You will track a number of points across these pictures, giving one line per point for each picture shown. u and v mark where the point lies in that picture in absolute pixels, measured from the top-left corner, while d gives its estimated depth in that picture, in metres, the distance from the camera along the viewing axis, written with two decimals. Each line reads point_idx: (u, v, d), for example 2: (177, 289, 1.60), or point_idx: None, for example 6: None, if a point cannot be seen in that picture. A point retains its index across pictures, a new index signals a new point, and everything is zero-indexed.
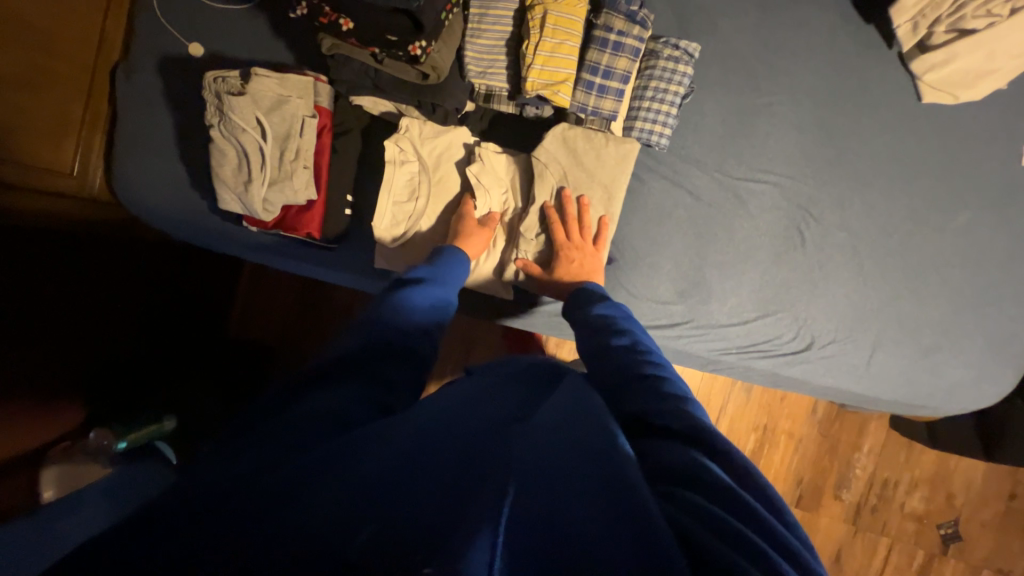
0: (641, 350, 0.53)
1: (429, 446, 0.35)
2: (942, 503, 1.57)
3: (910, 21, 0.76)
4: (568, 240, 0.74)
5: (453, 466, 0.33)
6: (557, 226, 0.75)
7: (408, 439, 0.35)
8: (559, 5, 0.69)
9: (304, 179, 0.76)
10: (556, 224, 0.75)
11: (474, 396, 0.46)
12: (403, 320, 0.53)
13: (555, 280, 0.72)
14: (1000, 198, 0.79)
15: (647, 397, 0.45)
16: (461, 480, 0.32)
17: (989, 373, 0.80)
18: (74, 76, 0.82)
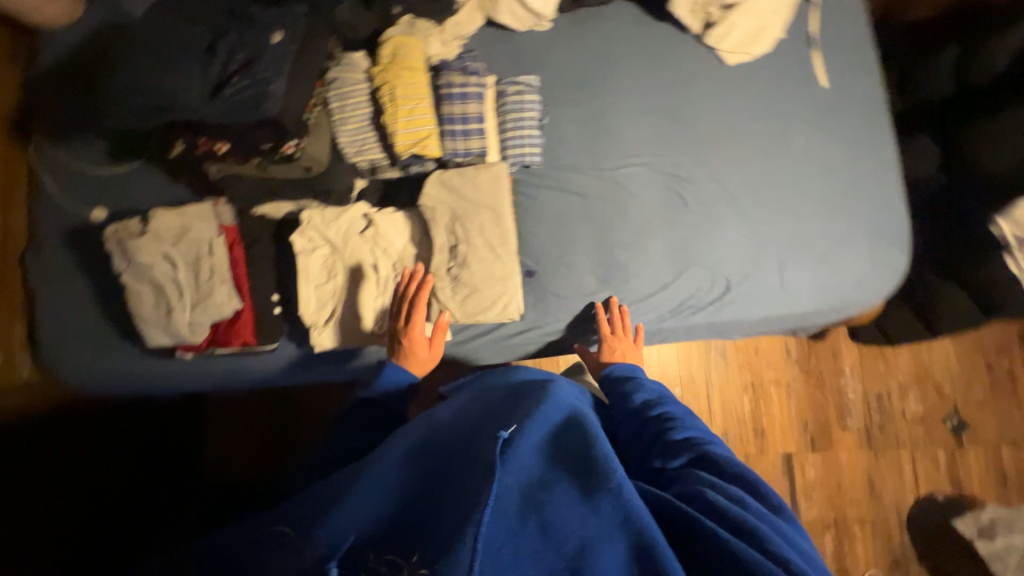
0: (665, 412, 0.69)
1: (443, 479, 0.47)
2: (935, 397, 1.62)
3: (689, 10, 0.93)
4: (613, 334, 0.86)
5: (455, 484, 0.45)
6: (603, 323, 0.87)
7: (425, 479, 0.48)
8: (401, 76, 0.78)
9: (225, 292, 0.80)
10: (602, 320, 0.87)
11: (480, 409, 0.57)
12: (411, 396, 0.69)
13: (596, 362, 0.87)
14: (820, 117, 0.93)
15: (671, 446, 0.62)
16: (460, 493, 0.43)
17: (883, 258, 0.89)
18: None
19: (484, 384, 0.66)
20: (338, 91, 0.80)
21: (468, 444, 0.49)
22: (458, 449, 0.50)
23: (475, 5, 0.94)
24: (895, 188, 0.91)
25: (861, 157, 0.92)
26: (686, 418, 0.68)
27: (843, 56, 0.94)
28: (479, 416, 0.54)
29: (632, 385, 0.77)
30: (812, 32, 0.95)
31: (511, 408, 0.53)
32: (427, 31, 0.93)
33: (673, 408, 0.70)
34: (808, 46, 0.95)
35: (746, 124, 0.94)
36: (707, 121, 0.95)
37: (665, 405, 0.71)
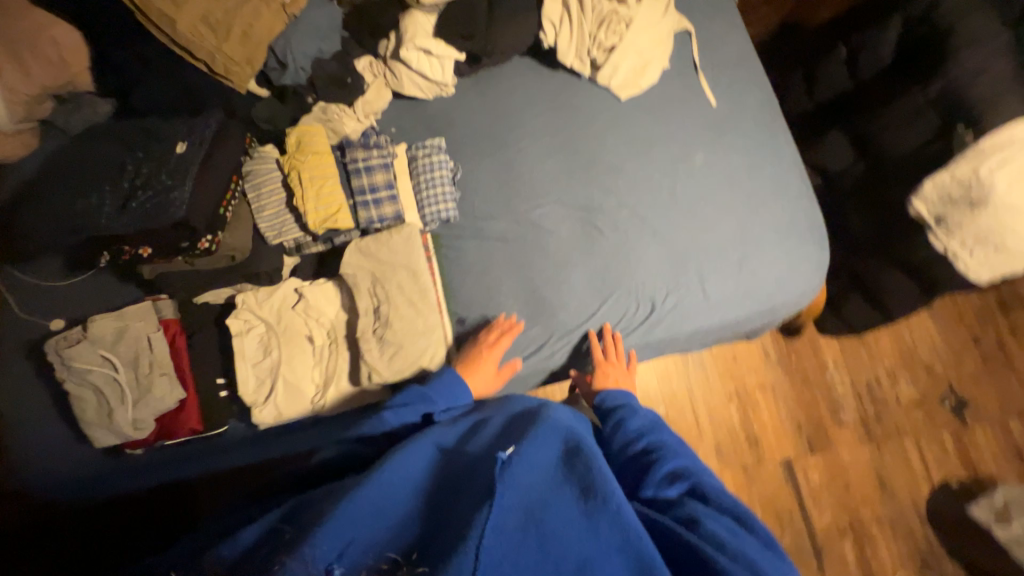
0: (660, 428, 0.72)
1: (448, 502, 0.50)
2: (927, 377, 1.57)
3: (576, 58, 0.98)
4: (604, 358, 0.88)
5: (460, 507, 0.48)
6: (596, 349, 0.89)
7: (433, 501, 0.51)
8: (304, 160, 0.84)
9: (165, 383, 0.84)
10: (594, 347, 0.89)
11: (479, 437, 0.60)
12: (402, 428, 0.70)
13: (589, 386, 0.89)
14: (715, 133, 0.98)
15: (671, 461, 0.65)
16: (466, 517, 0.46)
17: (801, 255, 0.91)
18: None
19: (488, 410, 0.69)
20: (252, 183, 0.86)
21: (472, 470, 0.52)
22: (461, 476, 0.53)
23: (380, 82, 1.02)
24: (799, 186, 0.94)
25: (763, 163, 0.95)
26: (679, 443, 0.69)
27: (728, 74, 1.00)
28: (481, 442, 0.58)
29: (626, 409, 0.76)
30: (694, 58, 1.01)
31: (513, 433, 0.56)
32: (338, 112, 1.00)
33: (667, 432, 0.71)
34: (693, 70, 1.01)
35: (648, 149, 0.99)
36: (611, 151, 1.00)
37: (658, 431, 0.71)
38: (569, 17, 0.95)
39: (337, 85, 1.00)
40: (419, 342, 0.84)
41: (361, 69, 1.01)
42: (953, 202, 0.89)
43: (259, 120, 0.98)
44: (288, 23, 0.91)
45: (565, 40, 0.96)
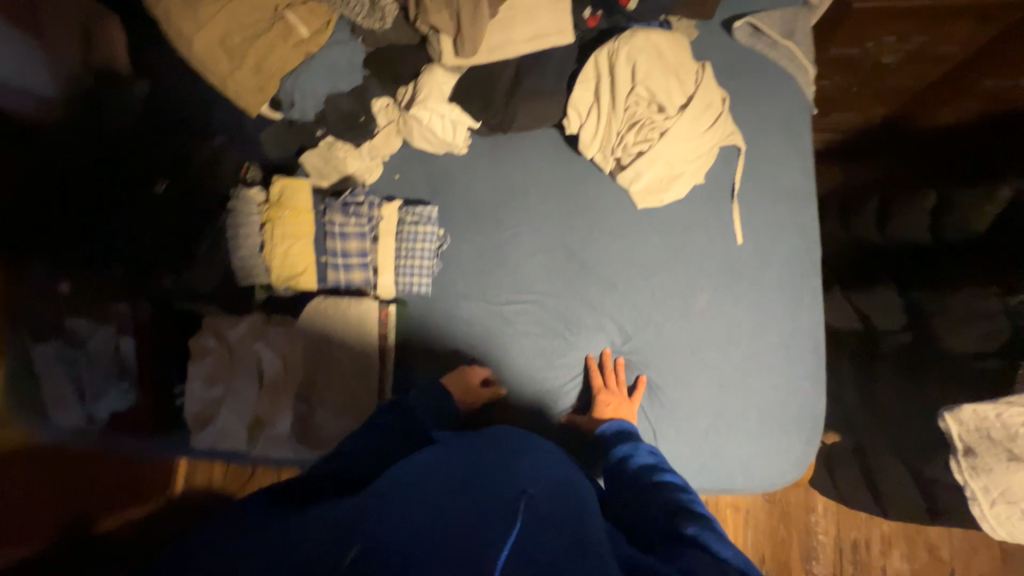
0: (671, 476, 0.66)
1: (421, 504, 0.45)
2: (926, 557, 1.40)
3: (600, 151, 0.87)
4: (604, 384, 0.86)
5: (433, 516, 0.43)
6: (595, 375, 0.87)
7: (403, 499, 0.45)
8: (282, 216, 0.86)
9: (124, 388, 0.90)
10: (593, 371, 0.87)
11: (453, 457, 0.55)
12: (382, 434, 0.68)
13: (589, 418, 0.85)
14: (729, 277, 0.86)
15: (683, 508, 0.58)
16: (438, 526, 0.41)
17: (774, 445, 0.81)
18: None
19: (476, 432, 0.65)
20: (231, 220, 0.88)
21: (451, 487, 0.48)
22: (438, 488, 0.47)
23: (393, 129, 0.95)
24: (806, 366, 0.82)
25: (774, 327, 0.83)
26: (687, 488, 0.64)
27: (769, 210, 0.87)
28: (463, 458, 0.54)
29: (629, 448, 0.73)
30: (736, 182, 0.88)
31: (501, 464, 0.54)
32: (343, 152, 0.96)
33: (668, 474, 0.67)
34: (729, 196, 0.88)
35: (649, 273, 0.89)
36: (610, 262, 0.90)
37: (663, 473, 0.67)
38: (598, 108, 0.84)
39: (348, 122, 0.94)
40: (353, 381, 0.88)
41: (376, 109, 0.94)
42: (988, 440, 0.74)
43: (267, 144, 0.96)
44: (304, 59, 0.89)
45: (590, 133, 0.85)
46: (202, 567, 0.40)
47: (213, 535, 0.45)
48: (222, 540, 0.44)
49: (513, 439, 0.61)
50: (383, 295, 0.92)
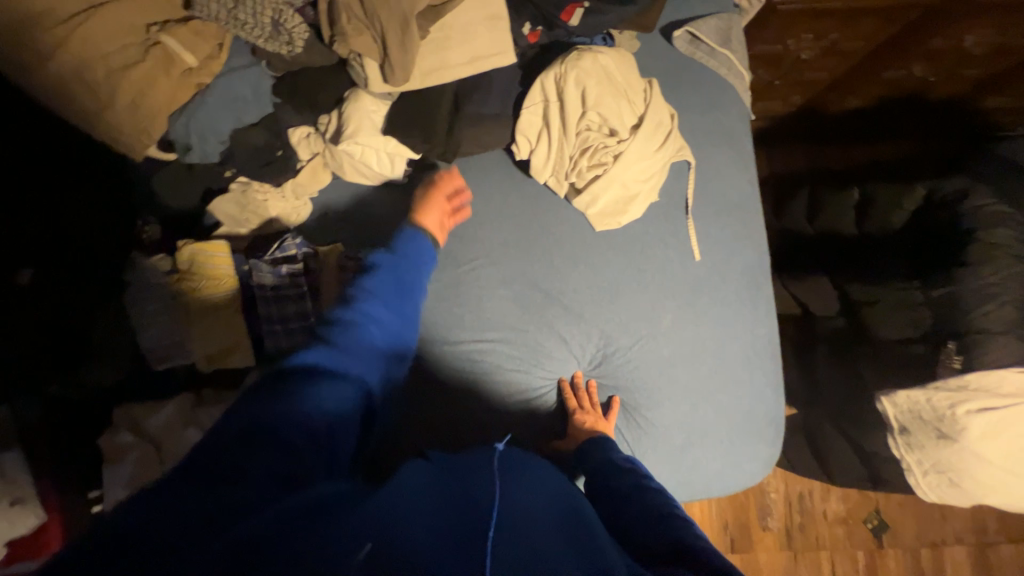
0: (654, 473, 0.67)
1: (433, 514, 0.42)
2: (858, 496, 1.59)
3: (553, 176, 0.83)
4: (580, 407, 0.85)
5: (449, 525, 0.41)
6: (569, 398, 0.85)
7: (413, 506, 0.43)
8: (199, 286, 0.78)
9: (15, 513, 0.71)
10: (568, 396, 0.86)
11: (456, 473, 0.52)
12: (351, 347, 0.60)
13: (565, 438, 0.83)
14: (691, 294, 0.86)
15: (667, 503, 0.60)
16: (455, 536, 0.39)
17: (745, 453, 0.85)
18: None
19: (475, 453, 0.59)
20: (137, 299, 0.79)
21: (459, 500, 0.45)
22: (447, 501, 0.45)
23: (319, 162, 0.83)
24: (766, 373, 0.86)
25: (736, 339, 0.86)
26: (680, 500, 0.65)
27: (721, 224, 0.88)
28: (464, 474, 0.52)
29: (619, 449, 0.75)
30: (689, 198, 0.87)
31: (518, 485, 0.52)
32: (262, 195, 0.82)
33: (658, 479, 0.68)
34: (684, 213, 0.87)
35: (614, 296, 0.87)
36: (574, 289, 0.87)
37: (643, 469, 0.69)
38: (548, 134, 0.79)
39: (260, 161, 0.80)
40: None
41: (296, 140, 0.81)
42: (921, 421, 0.83)
43: (161, 189, 0.80)
44: (196, 92, 0.74)
45: (542, 160, 0.81)
46: (173, 547, 0.35)
47: (215, 478, 0.41)
48: (222, 493, 0.40)
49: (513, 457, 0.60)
50: None
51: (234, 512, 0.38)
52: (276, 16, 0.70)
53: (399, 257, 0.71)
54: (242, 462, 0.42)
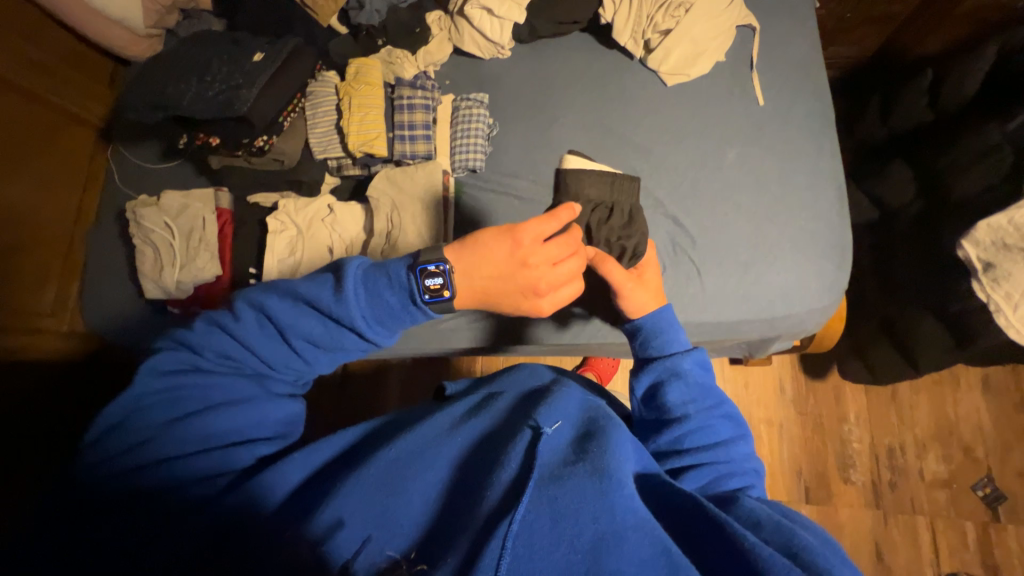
0: (710, 414, 0.68)
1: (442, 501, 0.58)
2: (964, 460, 1.41)
3: (631, 38, 1.00)
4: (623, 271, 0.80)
5: (458, 513, 0.57)
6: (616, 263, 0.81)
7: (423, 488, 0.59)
8: (363, 88, 0.96)
9: (207, 258, 0.98)
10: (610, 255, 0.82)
11: (480, 441, 0.64)
12: (294, 332, 0.64)
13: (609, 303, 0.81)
14: (754, 133, 0.95)
15: (719, 457, 0.65)
16: (465, 520, 0.55)
17: (810, 271, 0.89)
18: (53, 243, 1.20)
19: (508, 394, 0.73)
20: (312, 100, 0.98)
21: (472, 480, 0.59)
22: (464, 481, 0.60)
23: (444, 36, 1.08)
24: (831, 202, 0.91)
25: (797, 171, 0.93)
26: (722, 428, 0.67)
27: (786, 77, 0.98)
28: (483, 423, 0.66)
29: (667, 374, 0.70)
30: (754, 56, 0.99)
31: (542, 415, 0.64)
32: (401, 58, 1.07)
33: (707, 421, 0.67)
34: (748, 69, 0.99)
35: (683, 136, 0.98)
36: (645, 132, 1.00)
37: (694, 407, 0.68)
38: None
39: (405, 32, 1.08)
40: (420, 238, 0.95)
41: (429, 22, 1.09)
42: (1006, 248, 0.81)
43: (333, 54, 1.08)
44: None
45: (622, 19, 0.98)
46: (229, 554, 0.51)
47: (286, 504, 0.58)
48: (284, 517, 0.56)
49: (537, 393, 0.71)
50: (430, 163, 0.99)
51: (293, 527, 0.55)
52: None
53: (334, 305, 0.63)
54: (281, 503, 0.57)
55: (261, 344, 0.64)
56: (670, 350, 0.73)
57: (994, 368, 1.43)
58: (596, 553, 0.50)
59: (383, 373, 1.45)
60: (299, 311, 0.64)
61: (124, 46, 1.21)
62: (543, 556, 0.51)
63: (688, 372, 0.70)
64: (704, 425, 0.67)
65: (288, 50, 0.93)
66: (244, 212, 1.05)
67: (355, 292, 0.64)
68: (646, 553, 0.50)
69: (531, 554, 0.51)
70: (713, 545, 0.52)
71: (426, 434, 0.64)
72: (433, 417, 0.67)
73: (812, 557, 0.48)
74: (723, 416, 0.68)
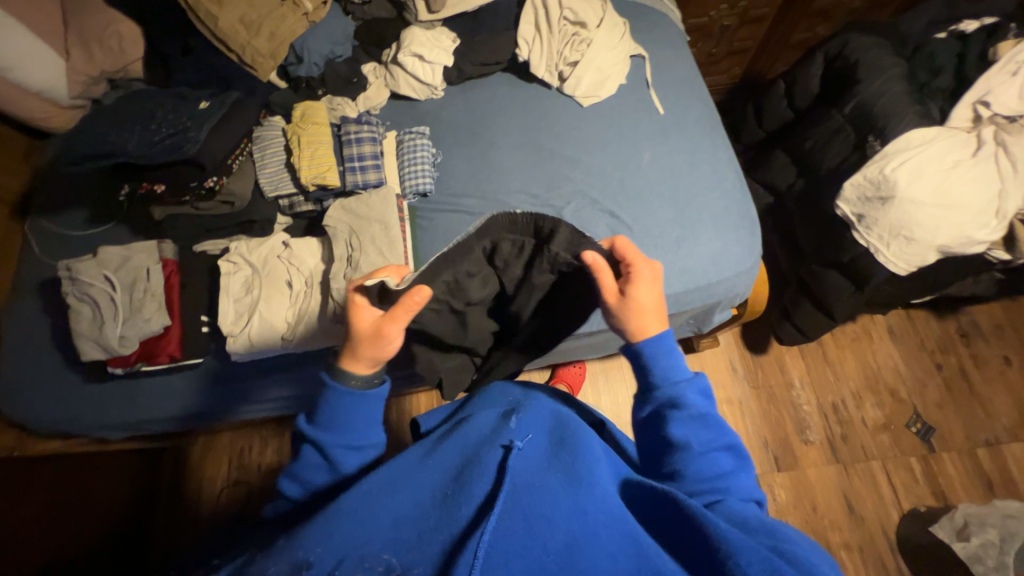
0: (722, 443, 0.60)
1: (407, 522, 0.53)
2: (893, 402, 1.58)
3: (546, 70, 1.17)
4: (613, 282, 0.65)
5: (427, 530, 0.52)
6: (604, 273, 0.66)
7: (387, 515, 0.54)
8: (310, 128, 1.03)
9: (154, 308, 0.94)
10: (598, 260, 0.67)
11: (450, 470, 0.60)
12: (312, 461, 0.64)
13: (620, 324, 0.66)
14: (661, 137, 1.13)
15: (727, 480, 0.58)
16: (434, 531, 0.52)
17: (730, 240, 1.03)
18: None
19: (472, 420, 0.70)
20: (260, 145, 1.03)
21: (438, 504, 0.55)
22: (430, 506, 0.55)
23: (381, 83, 1.19)
24: (733, 184, 1.09)
25: (703, 162, 1.10)
26: (724, 461, 0.59)
27: (676, 92, 1.18)
28: (454, 446, 0.64)
29: (668, 405, 0.60)
30: (649, 78, 1.19)
31: (512, 432, 0.63)
32: (342, 104, 1.15)
33: (708, 454, 0.58)
34: (646, 88, 1.18)
35: (605, 144, 1.13)
36: (573, 145, 1.14)
37: (704, 428, 0.59)
38: (539, 37, 1.15)
39: (344, 82, 1.17)
40: (382, 258, 0.97)
41: (366, 71, 1.19)
42: (868, 201, 1.00)
43: (275, 105, 1.13)
44: (309, 26, 1.13)
45: (537, 56, 1.16)
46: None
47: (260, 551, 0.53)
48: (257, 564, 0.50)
49: (500, 418, 0.69)
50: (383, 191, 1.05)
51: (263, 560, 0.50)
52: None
53: (315, 430, 0.63)
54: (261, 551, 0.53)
55: (313, 476, 0.64)
56: (675, 378, 0.62)
57: (893, 318, 1.67)
58: (571, 556, 0.48)
59: None
60: (306, 448, 0.64)
61: (46, 118, 1.17)
62: (518, 559, 0.47)
63: (696, 407, 0.59)
64: (705, 458, 0.58)
65: (233, 101, 0.99)
66: (193, 261, 1.03)
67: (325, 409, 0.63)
68: (620, 547, 0.50)
69: (502, 561, 0.46)
70: (688, 538, 0.51)
71: (402, 465, 0.62)
72: (404, 451, 0.65)
73: (795, 561, 0.47)
74: (725, 448, 0.60)
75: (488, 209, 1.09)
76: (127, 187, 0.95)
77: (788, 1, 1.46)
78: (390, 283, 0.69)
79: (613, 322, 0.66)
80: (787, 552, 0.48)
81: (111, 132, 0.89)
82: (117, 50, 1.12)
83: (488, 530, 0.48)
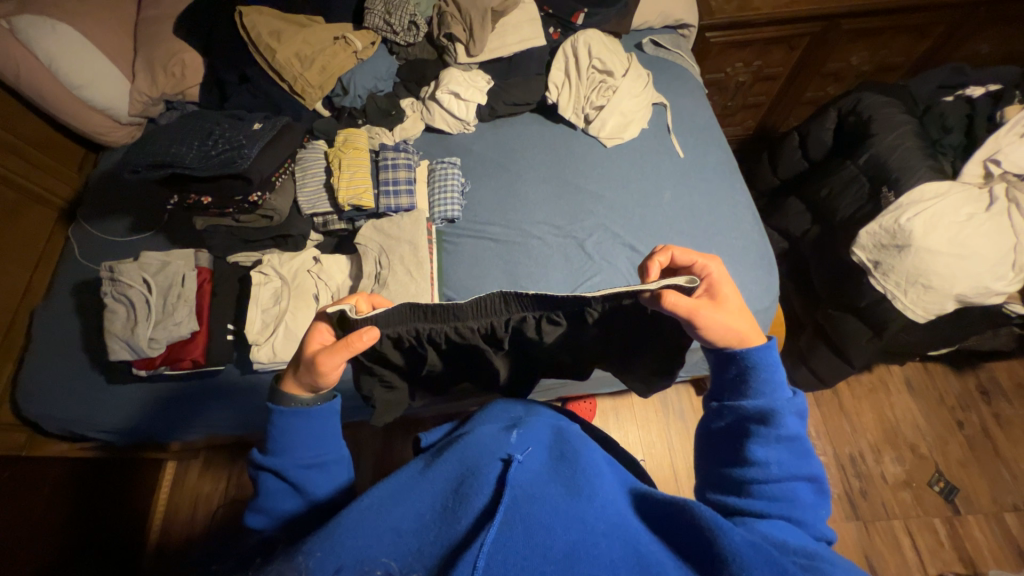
0: (804, 471, 0.56)
1: (408, 530, 0.52)
2: (914, 457, 1.53)
3: (573, 112, 1.24)
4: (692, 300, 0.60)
5: (429, 541, 0.51)
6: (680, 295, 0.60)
7: (389, 519, 0.52)
8: (350, 152, 1.10)
9: (185, 313, 0.97)
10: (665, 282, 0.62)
11: (449, 477, 0.59)
12: (270, 485, 0.60)
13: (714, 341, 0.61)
14: (679, 178, 1.18)
15: (798, 512, 0.54)
16: (435, 541, 0.50)
17: (748, 279, 1.05)
18: None
19: (473, 433, 0.69)
20: (302, 167, 1.10)
21: (436, 516, 0.53)
22: (427, 515, 0.54)
23: (417, 117, 1.27)
24: (750, 225, 1.13)
25: (721, 204, 1.15)
26: (804, 492, 0.56)
27: (695, 137, 1.25)
28: (454, 455, 0.63)
29: (754, 420, 0.57)
30: (669, 123, 1.26)
31: (512, 446, 0.63)
32: (380, 133, 1.23)
33: (789, 482, 0.55)
34: (667, 133, 1.25)
35: (625, 180, 1.18)
36: (594, 180, 1.19)
37: (787, 450, 0.56)
38: (569, 82, 1.24)
39: (383, 113, 1.25)
40: (411, 279, 1.01)
41: (404, 106, 1.27)
42: (883, 248, 1.03)
43: (318, 130, 1.20)
44: (356, 63, 1.24)
45: (565, 99, 1.24)
46: None
47: (270, 555, 0.52)
48: (263, 563, 0.49)
49: (500, 433, 0.69)
50: (412, 214, 1.10)
51: (267, 563, 0.48)
52: (411, 21, 1.24)
53: (268, 456, 0.61)
54: (264, 557, 0.51)
55: (279, 500, 0.60)
56: (770, 395, 0.58)
57: (910, 370, 1.65)
58: (571, 566, 0.46)
59: (359, 440, 1.40)
60: (263, 475, 0.61)
61: (105, 132, 1.26)
62: (520, 568, 0.45)
63: (789, 430, 0.56)
64: (784, 485, 0.55)
65: (282, 124, 1.07)
66: (227, 270, 1.07)
67: (275, 427, 0.61)
68: (621, 556, 0.48)
69: (502, 572, 0.45)
70: (699, 553, 0.48)
71: (403, 478, 0.60)
72: (404, 466, 0.64)
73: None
74: (807, 480, 0.56)
75: (512, 238, 1.13)
76: (176, 197, 1.01)
77: (800, 62, 1.56)
78: (350, 312, 0.63)
79: (710, 343, 0.61)
80: (821, 568, 0.46)
81: (168, 145, 0.96)
82: (179, 75, 1.21)
83: (489, 537, 0.47)
